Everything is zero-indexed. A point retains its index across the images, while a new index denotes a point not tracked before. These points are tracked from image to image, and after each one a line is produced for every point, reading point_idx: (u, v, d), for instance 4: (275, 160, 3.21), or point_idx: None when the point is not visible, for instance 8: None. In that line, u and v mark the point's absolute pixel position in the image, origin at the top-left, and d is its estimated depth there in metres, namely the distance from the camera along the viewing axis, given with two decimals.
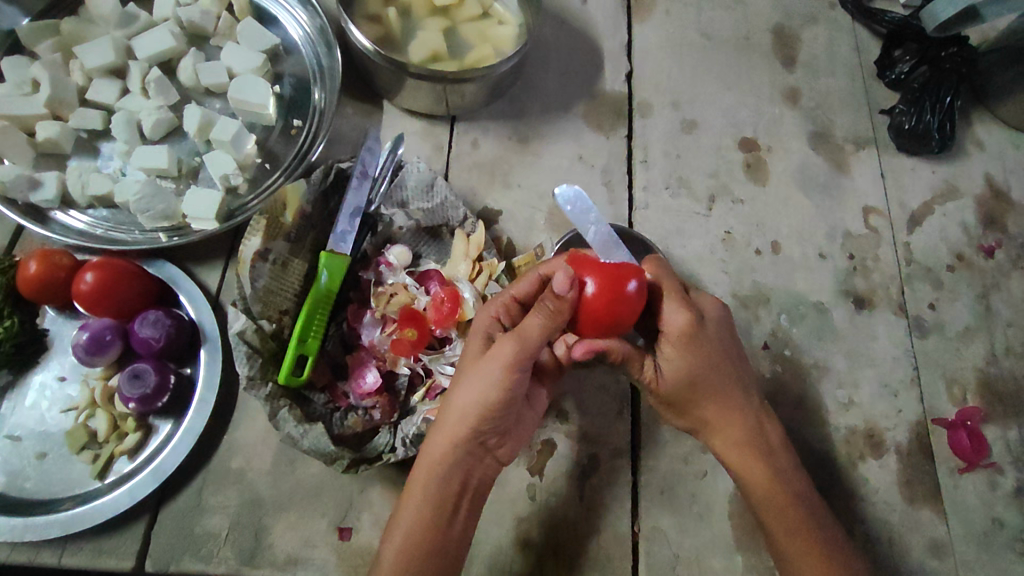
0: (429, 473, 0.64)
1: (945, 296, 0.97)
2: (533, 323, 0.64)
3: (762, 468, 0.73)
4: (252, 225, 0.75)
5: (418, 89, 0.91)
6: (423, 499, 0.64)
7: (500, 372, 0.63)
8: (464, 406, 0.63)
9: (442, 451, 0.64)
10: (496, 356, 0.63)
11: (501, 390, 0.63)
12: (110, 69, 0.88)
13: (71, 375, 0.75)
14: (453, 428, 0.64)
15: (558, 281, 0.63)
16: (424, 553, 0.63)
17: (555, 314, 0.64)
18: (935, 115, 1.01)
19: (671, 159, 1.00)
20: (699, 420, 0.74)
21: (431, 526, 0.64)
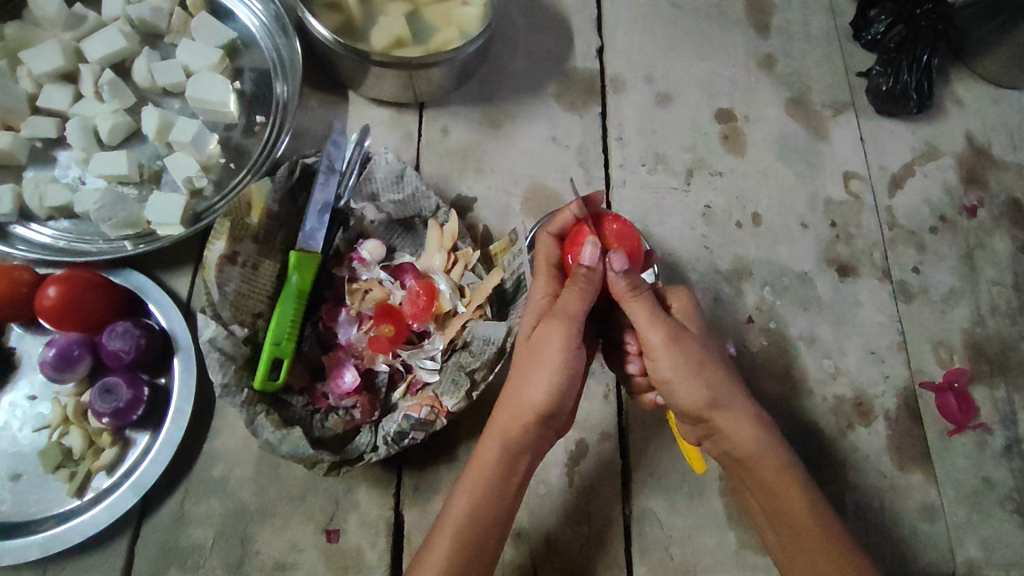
0: (490, 455, 0.65)
1: (929, 258, 0.96)
2: (573, 302, 0.65)
3: (769, 442, 0.69)
4: (215, 229, 0.73)
5: (383, 77, 0.89)
6: (487, 479, 0.64)
7: (559, 354, 0.64)
8: (531, 389, 0.64)
9: (502, 430, 0.65)
10: (554, 339, 0.65)
11: (563, 371, 0.64)
12: (61, 74, 0.85)
13: (43, 393, 0.73)
14: (515, 411, 0.65)
15: (586, 256, 0.67)
16: (485, 537, 0.63)
17: (588, 288, 0.66)
18: (912, 74, 0.99)
19: (647, 135, 0.98)
20: (715, 387, 0.68)
21: (495, 507, 0.64)
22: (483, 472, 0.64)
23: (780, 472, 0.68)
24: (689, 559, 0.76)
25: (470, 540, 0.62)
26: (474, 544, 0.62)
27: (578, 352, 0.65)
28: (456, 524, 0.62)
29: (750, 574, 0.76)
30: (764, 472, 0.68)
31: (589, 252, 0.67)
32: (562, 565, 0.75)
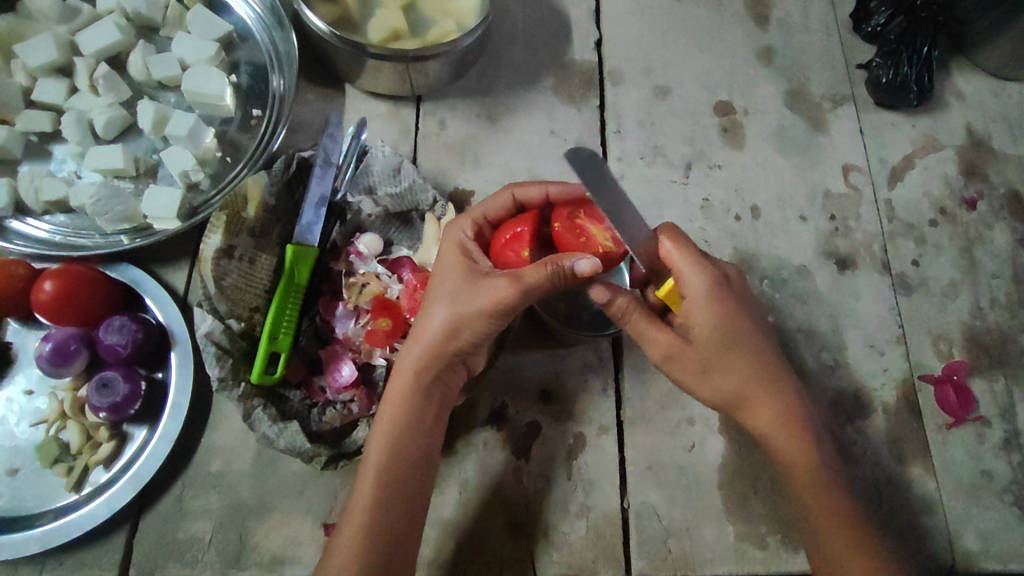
0: (405, 395, 0.63)
1: (928, 251, 0.96)
2: (535, 280, 0.59)
3: (791, 433, 0.67)
4: (212, 223, 0.73)
5: (379, 70, 0.88)
6: (405, 421, 0.63)
7: (487, 308, 0.60)
8: (441, 321, 0.62)
9: (421, 372, 0.63)
10: (487, 292, 0.60)
11: (486, 321, 0.61)
12: (56, 67, 0.84)
13: (40, 387, 0.73)
14: (431, 348, 0.62)
15: (582, 265, 0.58)
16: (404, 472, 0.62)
17: (557, 280, 0.60)
18: (912, 66, 0.98)
19: (646, 128, 0.98)
20: (731, 390, 0.66)
21: (413, 452, 0.63)
22: (401, 413, 0.63)
23: (805, 461, 0.67)
24: (688, 552, 0.76)
25: (388, 485, 0.61)
26: (393, 482, 0.62)
27: (512, 310, 0.61)
28: (374, 469, 0.62)
29: (748, 567, 0.76)
30: (784, 461, 0.67)
31: (601, 293, 0.64)
32: (561, 560, 0.75)
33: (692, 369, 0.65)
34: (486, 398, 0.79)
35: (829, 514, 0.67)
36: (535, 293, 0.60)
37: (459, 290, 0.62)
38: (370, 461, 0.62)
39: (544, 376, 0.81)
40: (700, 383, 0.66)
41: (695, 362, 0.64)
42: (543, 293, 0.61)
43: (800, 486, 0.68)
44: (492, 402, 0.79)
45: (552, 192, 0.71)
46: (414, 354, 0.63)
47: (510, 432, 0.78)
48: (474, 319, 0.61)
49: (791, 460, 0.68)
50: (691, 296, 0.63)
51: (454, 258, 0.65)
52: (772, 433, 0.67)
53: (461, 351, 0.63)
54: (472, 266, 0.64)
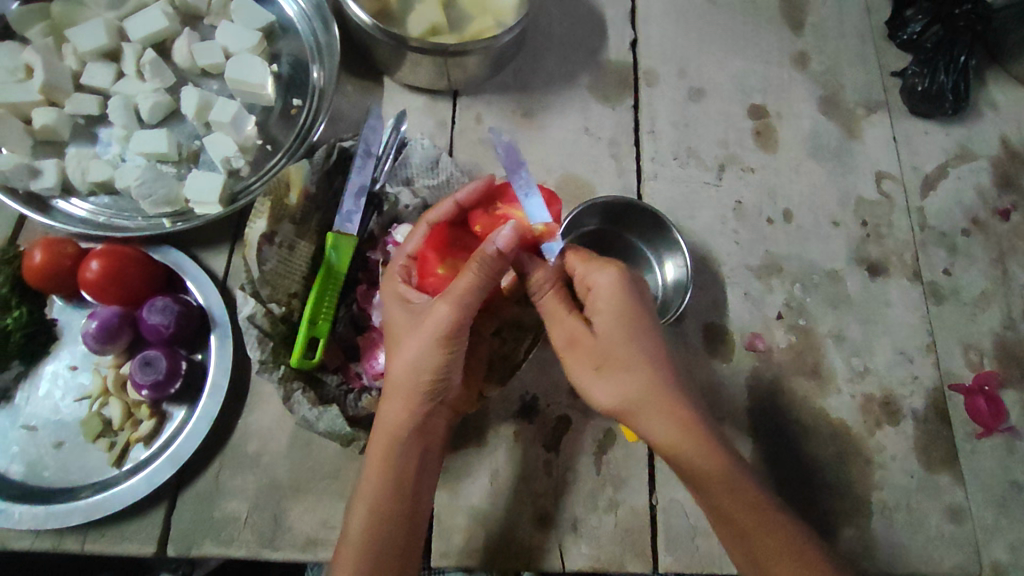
0: (382, 449, 0.65)
1: (960, 261, 0.95)
2: (464, 285, 0.61)
3: (701, 438, 0.62)
4: (256, 208, 0.74)
5: (418, 64, 0.89)
6: (385, 480, 0.64)
7: (436, 343, 0.63)
8: (401, 369, 0.64)
9: (397, 426, 0.65)
10: (430, 324, 0.63)
11: (442, 350, 0.63)
12: (104, 52, 0.86)
13: (83, 363, 0.74)
14: (401, 398, 0.65)
15: (501, 239, 0.60)
16: (389, 526, 0.64)
17: (487, 270, 0.61)
18: (949, 75, 0.98)
19: (679, 129, 0.98)
20: (632, 390, 0.63)
21: (397, 505, 0.64)
22: (382, 473, 0.64)
23: (715, 465, 0.62)
24: (715, 551, 0.76)
25: (375, 545, 0.63)
26: (381, 537, 0.63)
27: (459, 329, 0.63)
28: (360, 533, 0.63)
29: None
30: (697, 473, 0.62)
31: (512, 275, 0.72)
32: (588, 553, 0.75)
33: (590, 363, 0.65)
34: (518, 390, 0.80)
35: (756, 514, 0.63)
36: (473, 299, 0.62)
37: (406, 333, 0.65)
38: (353, 529, 0.63)
39: None
40: (597, 382, 0.65)
41: (591, 354, 0.65)
42: (479, 297, 0.62)
43: (717, 493, 0.63)
44: (523, 394, 0.80)
45: (458, 197, 0.72)
46: (391, 408, 0.65)
47: (541, 425, 0.79)
48: (426, 357, 0.63)
49: (705, 467, 0.62)
50: (597, 290, 0.66)
51: (396, 301, 0.68)
52: (676, 439, 0.62)
53: (430, 393, 0.65)
54: (410, 305, 0.67)
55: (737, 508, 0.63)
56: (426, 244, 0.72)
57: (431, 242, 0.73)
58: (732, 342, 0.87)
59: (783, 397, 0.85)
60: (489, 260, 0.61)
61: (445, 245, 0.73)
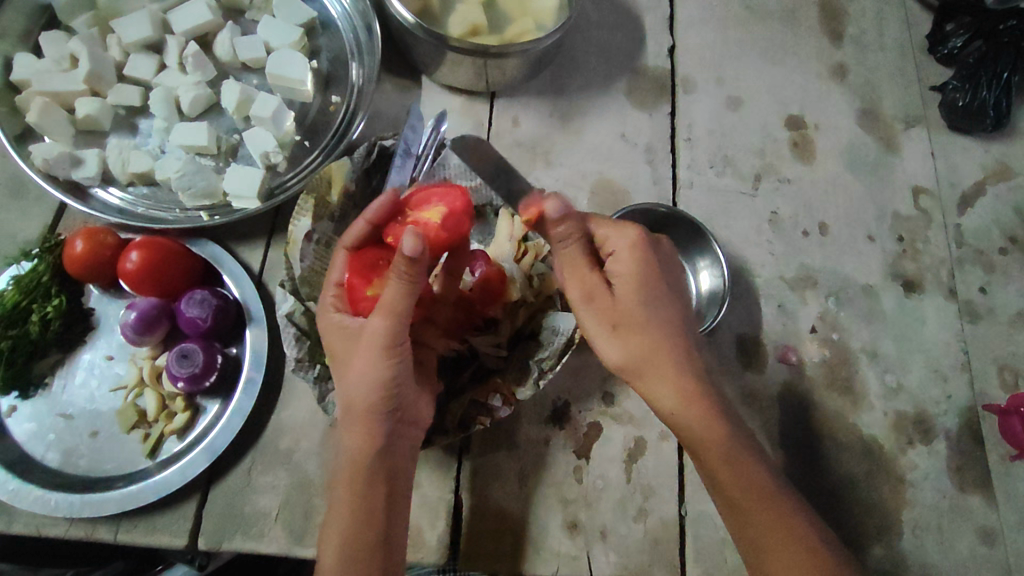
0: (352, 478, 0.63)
1: (997, 280, 0.94)
2: (394, 296, 0.61)
3: (694, 405, 0.65)
4: (300, 206, 0.74)
5: (459, 64, 0.89)
6: (354, 505, 0.63)
7: (379, 357, 0.62)
8: (353, 393, 0.63)
9: (357, 449, 0.64)
10: (369, 341, 0.62)
11: (387, 364, 0.63)
12: (147, 44, 0.86)
13: (119, 353, 0.75)
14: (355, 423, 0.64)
15: (407, 246, 0.58)
16: (364, 560, 0.61)
17: (414, 276, 0.60)
18: (991, 91, 0.97)
19: (716, 137, 0.98)
20: (639, 348, 0.65)
21: (370, 533, 0.62)
22: (349, 499, 0.63)
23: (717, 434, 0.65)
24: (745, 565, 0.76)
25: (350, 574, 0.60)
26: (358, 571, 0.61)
27: (399, 340, 0.63)
28: (334, 565, 0.60)
29: None
30: (694, 436, 0.65)
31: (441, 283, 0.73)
32: (615, 561, 0.75)
33: (607, 320, 0.66)
34: (550, 395, 0.80)
35: (754, 489, 0.65)
36: (404, 309, 0.62)
37: (349, 356, 0.64)
38: (325, 561, 0.61)
39: (608, 379, 0.81)
40: (608, 339, 0.66)
41: (610, 312, 0.66)
42: (410, 306, 0.62)
43: (715, 465, 0.65)
44: (555, 400, 0.80)
45: (368, 214, 0.68)
46: (349, 433, 0.64)
47: (573, 432, 0.79)
48: (373, 374, 0.62)
49: (706, 435, 0.65)
50: (616, 253, 0.67)
51: (330, 326, 0.66)
52: (677, 407, 0.65)
53: (385, 412, 0.64)
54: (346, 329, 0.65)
55: (735, 483, 0.65)
56: (350, 270, 0.69)
57: (354, 264, 0.69)
58: (765, 355, 0.86)
59: (814, 412, 0.85)
60: (410, 268, 0.60)
61: (371, 267, 0.69)
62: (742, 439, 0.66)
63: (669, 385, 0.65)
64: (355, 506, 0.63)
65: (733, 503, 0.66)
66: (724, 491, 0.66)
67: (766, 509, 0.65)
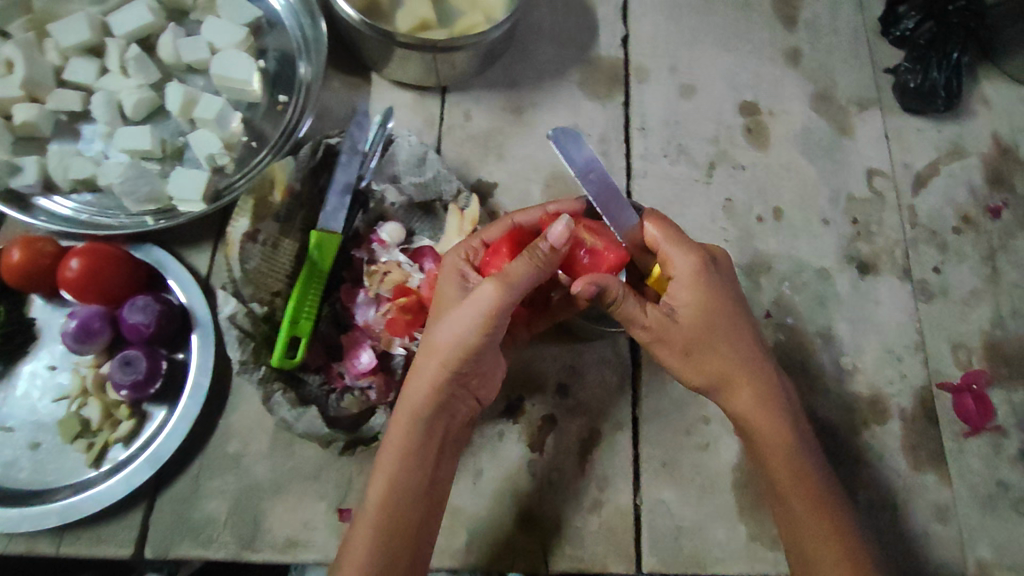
0: (410, 434, 0.65)
1: (951, 259, 0.95)
2: (517, 272, 0.60)
3: (772, 417, 0.70)
4: (240, 206, 0.73)
5: (407, 59, 0.88)
6: (405, 455, 0.65)
7: (474, 328, 0.61)
8: (439, 348, 0.63)
9: (419, 407, 0.64)
10: (473, 304, 0.61)
11: (480, 334, 0.62)
12: (87, 47, 0.85)
13: (62, 364, 0.75)
14: (433, 382, 0.64)
15: (555, 233, 0.60)
16: (402, 513, 0.64)
17: (543, 264, 0.61)
18: (941, 72, 0.97)
19: (670, 126, 0.98)
20: (717, 370, 0.69)
21: (414, 488, 0.65)
22: (404, 449, 0.65)
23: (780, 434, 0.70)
24: (699, 551, 0.77)
25: (390, 518, 0.64)
26: (394, 519, 0.64)
27: (502, 313, 0.61)
28: (377, 505, 0.64)
29: (759, 568, 0.77)
30: (766, 446, 0.71)
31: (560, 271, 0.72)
32: (570, 553, 0.76)
33: (678, 349, 0.68)
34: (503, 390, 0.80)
35: (805, 484, 0.70)
36: (523, 288, 0.61)
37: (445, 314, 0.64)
38: (371, 497, 0.64)
39: (560, 371, 0.82)
40: (681, 363, 0.69)
41: (684, 340, 0.68)
42: (531, 286, 0.61)
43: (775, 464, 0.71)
44: (508, 393, 0.80)
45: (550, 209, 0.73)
46: (416, 392, 0.64)
47: (526, 425, 0.79)
48: (460, 341, 0.62)
49: (770, 442, 0.71)
50: (679, 275, 0.67)
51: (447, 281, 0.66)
52: (747, 410, 0.70)
53: (460, 376, 0.65)
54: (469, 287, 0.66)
55: (792, 485, 0.70)
56: (504, 237, 0.69)
57: (510, 235, 0.70)
58: None
59: None
60: (546, 255, 0.61)
61: (522, 244, 0.69)
62: (802, 452, 0.71)
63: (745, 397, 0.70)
64: (405, 460, 0.65)
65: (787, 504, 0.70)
66: (783, 494, 0.70)
67: (812, 501, 0.69)
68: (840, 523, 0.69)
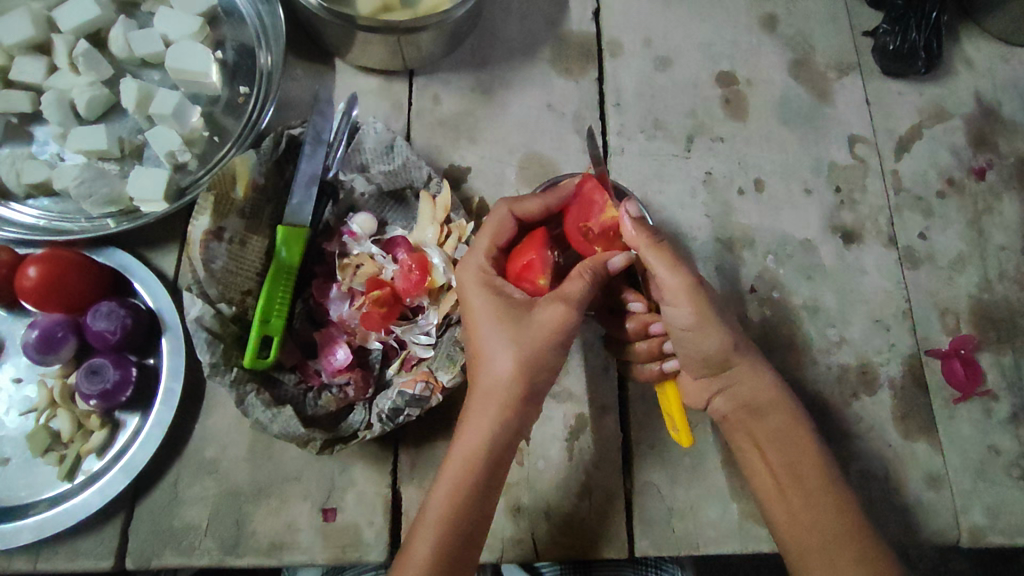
0: (477, 454, 0.62)
1: (936, 223, 0.93)
2: (577, 289, 0.63)
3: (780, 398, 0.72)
4: (199, 204, 0.70)
5: (370, 43, 0.85)
6: (476, 479, 0.62)
7: (548, 337, 0.63)
8: (504, 361, 0.62)
9: (492, 427, 0.62)
10: (545, 318, 0.63)
11: (554, 353, 0.64)
12: (33, 45, 0.81)
13: (28, 375, 0.73)
14: (500, 400, 0.63)
15: (616, 263, 0.66)
16: (467, 531, 0.62)
17: (596, 281, 0.65)
18: (921, 32, 0.94)
19: (645, 101, 0.95)
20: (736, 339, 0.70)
21: (479, 509, 0.62)
22: (473, 473, 0.62)
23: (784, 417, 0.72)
24: (691, 531, 0.76)
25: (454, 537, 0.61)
26: (457, 538, 0.61)
27: (569, 332, 0.64)
28: (440, 531, 0.61)
29: (752, 545, 0.76)
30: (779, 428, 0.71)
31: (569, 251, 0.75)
32: (561, 540, 0.75)
33: (715, 306, 0.69)
34: None
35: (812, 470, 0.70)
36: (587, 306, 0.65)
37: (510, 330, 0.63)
38: (437, 522, 0.61)
39: None
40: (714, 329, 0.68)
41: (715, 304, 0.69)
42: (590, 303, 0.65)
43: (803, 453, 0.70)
44: None
45: (547, 199, 0.72)
46: (487, 415, 0.63)
47: None
48: (534, 353, 0.63)
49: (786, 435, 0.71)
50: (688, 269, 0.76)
51: (488, 295, 0.65)
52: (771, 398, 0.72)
53: (531, 393, 0.64)
54: (519, 303, 0.65)
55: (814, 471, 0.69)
56: (527, 246, 0.69)
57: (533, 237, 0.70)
58: None
59: None
60: (599, 269, 0.66)
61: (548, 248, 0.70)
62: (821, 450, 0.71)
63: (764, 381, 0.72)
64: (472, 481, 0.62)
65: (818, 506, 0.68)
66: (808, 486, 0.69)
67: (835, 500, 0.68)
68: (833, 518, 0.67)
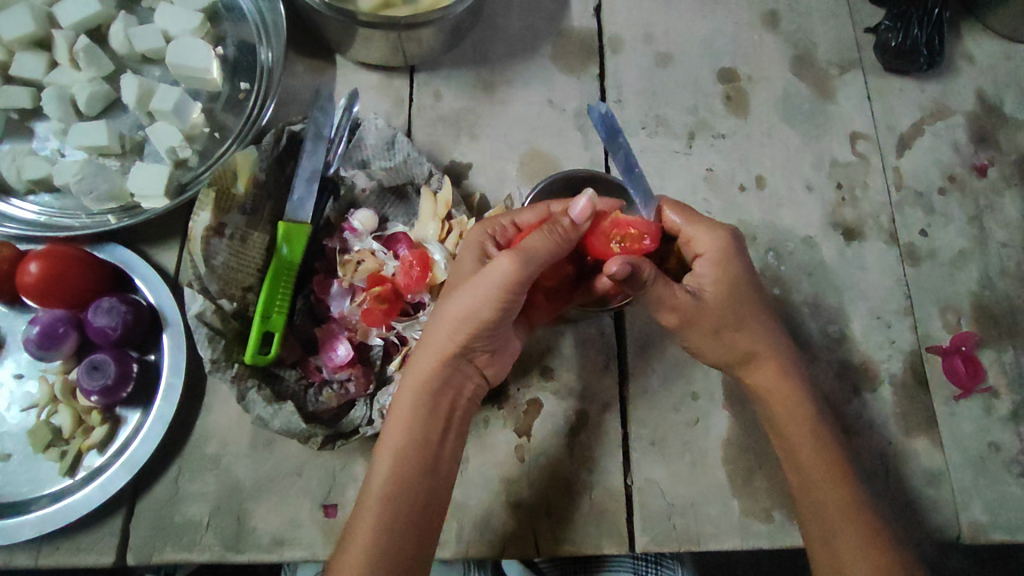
0: (417, 405, 0.64)
1: (937, 220, 0.93)
2: (533, 247, 0.61)
3: (792, 386, 0.71)
4: (200, 200, 0.70)
5: (371, 39, 0.84)
6: (414, 435, 0.63)
7: (489, 292, 0.61)
8: (448, 314, 0.63)
9: (427, 375, 0.64)
10: (490, 275, 0.61)
11: (493, 310, 0.62)
12: (34, 41, 0.81)
13: (29, 371, 0.73)
14: (440, 351, 0.64)
15: (577, 209, 0.64)
16: (410, 486, 0.62)
17: (560, 235, 0.63)
18: (923, 29, 0.93)
19: (647, 97, 0.95)
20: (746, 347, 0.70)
21: (419, 463, 0.63)
22: (411, 422, 0.64)
23: (796, 417, 0.70)
24: (692, 527, 0.76)
25: (394, 492, 0.62)
26: (399, 493, 0.62)
27: (516, 291, 0.61)
28: (382, 483, 0.62)
29: (753, 542, 0.76)
30: (778, 412, 0.71)
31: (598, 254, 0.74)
32: (562, 536, 0.75)
33: (707, 328, 0.69)
34: None
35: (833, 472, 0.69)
36: (541, 262, 0.61)
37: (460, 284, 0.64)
38: (375, 482, 0.62)
39: (544, 353, 0.80)
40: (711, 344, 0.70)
41: (711, 320, 0.69)
42: (546, 261, 0.62)
43: (798, 437, 0.70)
44: None
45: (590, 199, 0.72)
46: (422, 367, 0.64)
47: (512, 410, 0.78)
48: (474, 306, 0.62)
49: (790, 420, 0.71)
50: (704, 257, 0.69)
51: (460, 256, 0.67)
52: (771, 385, 0.71)
53: (472, 348, 0.65)
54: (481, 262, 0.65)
55: (814, 460, 0.69)
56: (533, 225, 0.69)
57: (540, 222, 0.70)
58: None
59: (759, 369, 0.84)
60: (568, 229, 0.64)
61: None
62: (827, 435, 0.70)
63: (765, 369, 0.71)
64: (411, 433, 0.63)
65: (816, 496, 0.68)
66: (808, 477, 0.69)
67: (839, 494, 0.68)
68: (848, 523, 0.67)
